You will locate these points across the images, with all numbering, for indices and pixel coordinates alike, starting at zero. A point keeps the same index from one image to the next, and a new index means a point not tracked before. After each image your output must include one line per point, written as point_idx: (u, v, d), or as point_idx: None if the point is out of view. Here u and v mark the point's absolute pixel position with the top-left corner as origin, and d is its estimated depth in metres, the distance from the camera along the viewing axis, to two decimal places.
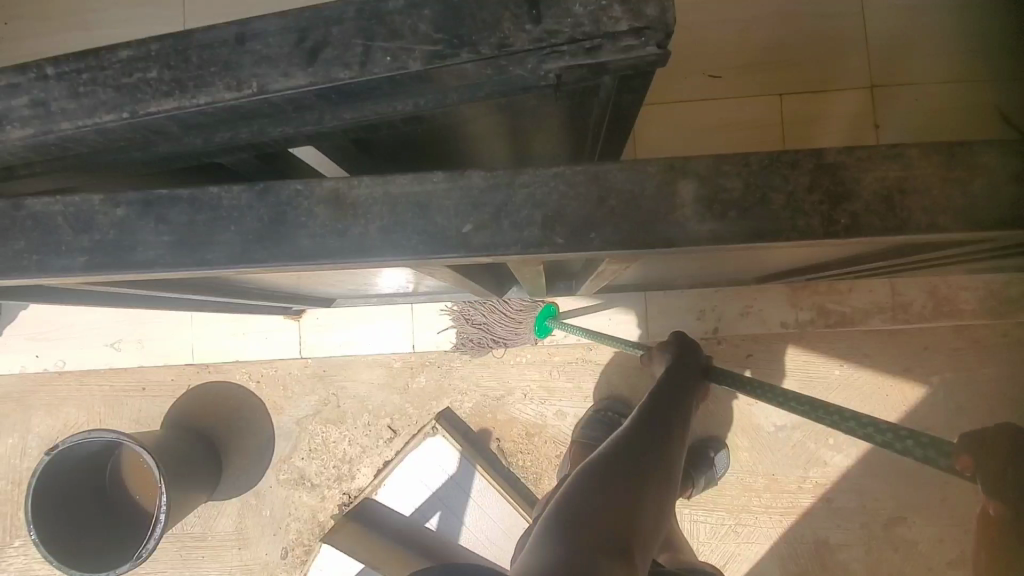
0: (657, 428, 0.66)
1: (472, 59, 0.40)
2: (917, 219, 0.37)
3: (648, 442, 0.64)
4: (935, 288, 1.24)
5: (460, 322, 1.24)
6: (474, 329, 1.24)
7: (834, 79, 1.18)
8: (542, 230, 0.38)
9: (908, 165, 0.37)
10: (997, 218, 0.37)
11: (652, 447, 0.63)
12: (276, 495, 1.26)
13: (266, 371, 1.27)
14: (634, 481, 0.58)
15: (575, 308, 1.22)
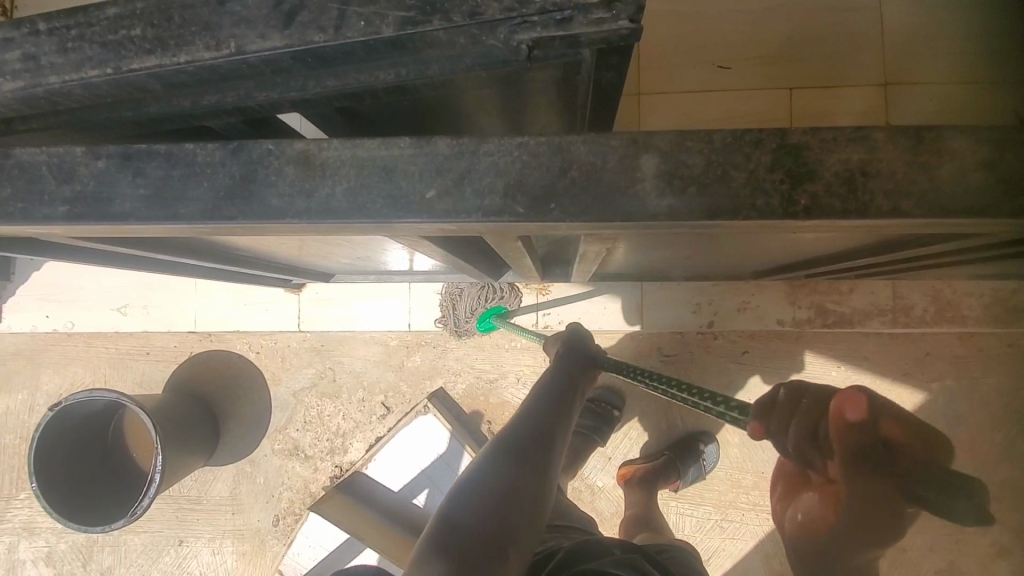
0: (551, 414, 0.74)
1: (444, 27, 0.40)
2: (879, 203, 0.36)
3: (529, 447, 0.66)
4: (940, 293, 1.21)
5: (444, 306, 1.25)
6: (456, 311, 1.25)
7: (847, 75, 1.16)
8: (503, 198, 0.39)
9: (874, 148, 0.37)
10: (964, 205, 0.36)
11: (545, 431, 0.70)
12: (270, 464, 1.29)
13: (266, 343, 1.30)
14: (516, 489, 0.60)
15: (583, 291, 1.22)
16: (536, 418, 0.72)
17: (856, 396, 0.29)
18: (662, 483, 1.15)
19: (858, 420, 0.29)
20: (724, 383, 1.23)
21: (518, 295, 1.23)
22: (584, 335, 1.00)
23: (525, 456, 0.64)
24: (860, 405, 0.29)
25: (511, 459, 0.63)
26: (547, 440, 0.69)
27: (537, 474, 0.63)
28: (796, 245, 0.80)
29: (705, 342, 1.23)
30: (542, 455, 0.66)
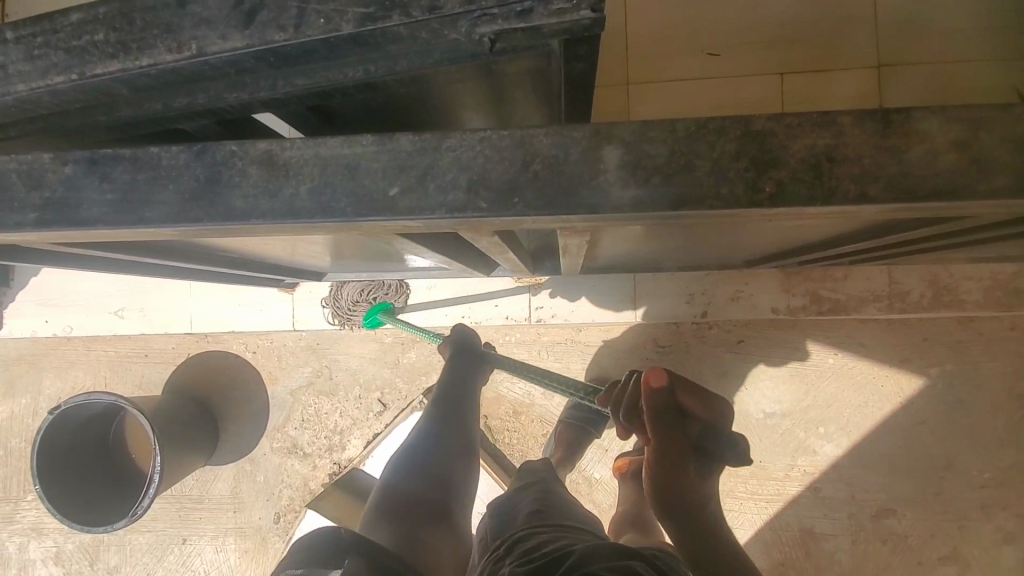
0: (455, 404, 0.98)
1: (404, 22, 0.40)
2: (845, 188, 0.36)
3: (444, 430, 0.93)
4: (936, 278, 1.20)
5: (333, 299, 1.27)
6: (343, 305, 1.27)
7: (839, 58, 1.14)
8: (466, 194, 0.38)
9: (840, 133, 0.36)
10: (934, 187, 0.35)
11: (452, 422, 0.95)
12: (270, 463, 1.30)
13: (262, 343, 1.31)
14: (430, 471, 0.86)
15: (571, 283, 1.23)
16: (447, 405, 0.97)
17: (656, 374, 0.65)
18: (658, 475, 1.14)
19: (657, 386, 0.65)
20: (720, 373, 1.23)
21: (403, 294, 1.26)
22: (469, 335, 1.12)
23: (442, 436, 0.92)
24: (658, 377, 0.65)
25: (434, 443, 0.90)
26: (461, 419, 0.96)
27: (447, 453, 0.89)
28: (783, 233, 0.79)
29: (699, 332, 1.23)
30: (456, 432, 0.93)
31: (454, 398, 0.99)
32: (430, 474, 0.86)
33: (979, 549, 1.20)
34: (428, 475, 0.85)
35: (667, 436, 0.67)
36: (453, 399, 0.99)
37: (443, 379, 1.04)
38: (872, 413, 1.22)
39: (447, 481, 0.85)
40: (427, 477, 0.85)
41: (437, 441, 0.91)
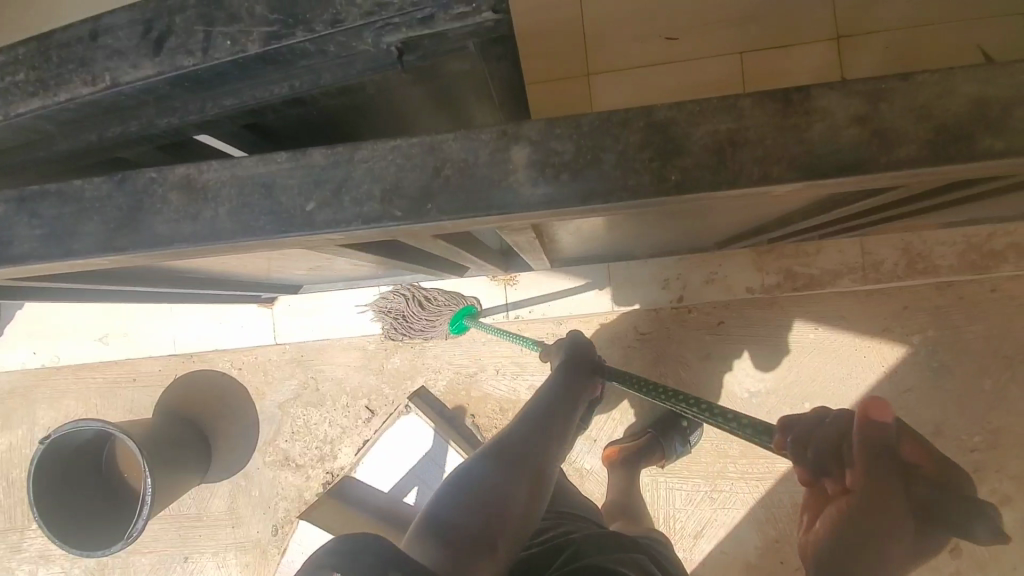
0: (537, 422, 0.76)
1: (308, 37, 0.40)
2: (749, 170, 0.36)
3: (528, 439, 0.73)
4: (909, 246, 1.20)
5: (381, 312, 1.26)
6: (394, 316, 1.25)
7: (797, 33, 1.14)
8: (381, 204, 0.39)
9: (741, 116, 0.36)
10: (838, 164, 0.35)
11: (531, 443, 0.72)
12: (263, 476, 1.31)
13: (246, 359, 1.32)
14: (496, 493, 0.63)
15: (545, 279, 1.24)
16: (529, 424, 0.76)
17: (881, 405, 0.36)
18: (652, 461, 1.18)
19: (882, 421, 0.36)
20: (700, 354, 1.23)
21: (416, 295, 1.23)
22: (585, 345, 0.99)
23: (524, 444, 0.72)
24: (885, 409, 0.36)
25: (515, 445, 0.71)
26: (538, 452, 0.71)
27: (521, 480, 0.66)
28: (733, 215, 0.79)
29: (679, 316, 1.23)
30: (535, 459, 0.70)
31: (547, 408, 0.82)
32: (491, 492, 0.62)
33: None
34: (492, 493, 0.62)
35: (885, 500, 0.36)
36: (546, 408, 0.81)
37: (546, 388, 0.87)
38: (857, 385, 1.22)
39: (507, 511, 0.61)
40: (495, 483, 0.64)
41: (518, 447, 0.71)
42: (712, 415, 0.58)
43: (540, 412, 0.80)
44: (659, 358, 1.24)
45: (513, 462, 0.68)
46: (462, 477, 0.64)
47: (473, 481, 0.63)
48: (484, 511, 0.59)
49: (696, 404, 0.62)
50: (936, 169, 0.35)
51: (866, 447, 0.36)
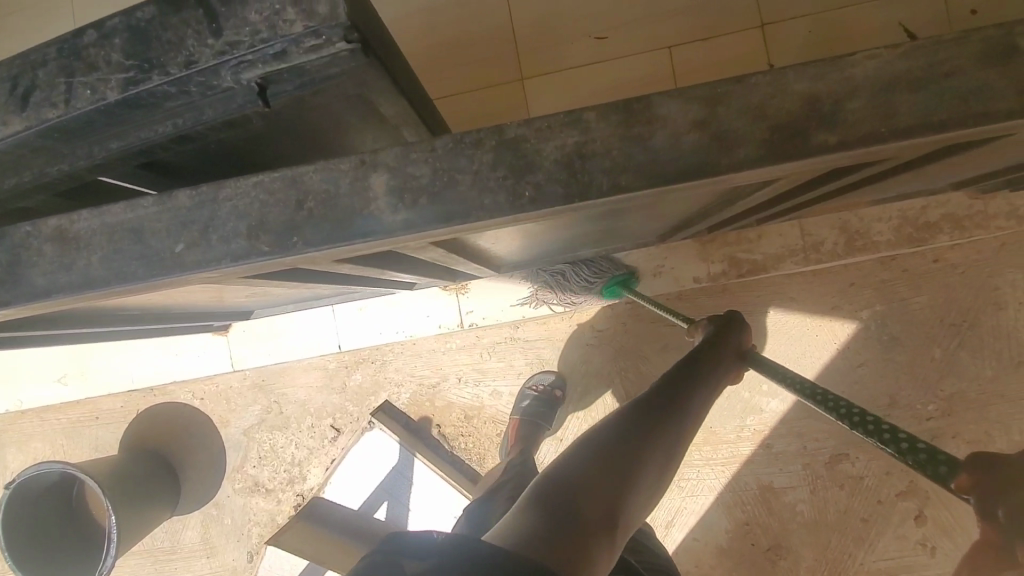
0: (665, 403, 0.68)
1: (165, 80, 0.41)
2: (599, 181, 0.37)
3: (660, 421, 0.65)
4: (846, 224, 1.22)
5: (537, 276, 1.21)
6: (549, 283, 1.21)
7: (723, 24, 1.16)
8: (248, 240, 0.39)
9: (588, 130, 0.37)
10: (683, 169, 0.36)
11: (658, 424, 0.65)
12: (235, 503, 1.31)
13: (208, 388, 1.32)
14: (613, 475, 0.57)
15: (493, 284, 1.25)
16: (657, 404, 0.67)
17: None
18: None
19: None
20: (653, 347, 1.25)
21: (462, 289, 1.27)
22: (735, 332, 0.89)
23: (657, 428, 0.64)
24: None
25: (645, 429, 0.63)
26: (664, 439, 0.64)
27: (641, 466, 0.60)
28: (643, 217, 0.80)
29: (634, 311, 1.25)
30: (658, 447, 0.63)
31: (690, 392, 0.73)
32: (608, 473, 0.57)
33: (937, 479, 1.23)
34: (612, 476, 0.57)
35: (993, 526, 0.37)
36: (686, 388, 0.72)
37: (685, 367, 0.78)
38: (812, 363, 1.24)
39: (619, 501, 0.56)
40: (614, 469, 0.57)
41: (647, 428, 0.63)
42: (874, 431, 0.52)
43: (678, 388, 0.72)
44: (617, 353, 1.26)
45: (640, 447, 0.61)
46: (581, 457, 0.58)
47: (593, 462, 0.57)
48: (597, 492, 0.55)
49: (856, 413, 0.56)
50: (777, 166, 0.36)
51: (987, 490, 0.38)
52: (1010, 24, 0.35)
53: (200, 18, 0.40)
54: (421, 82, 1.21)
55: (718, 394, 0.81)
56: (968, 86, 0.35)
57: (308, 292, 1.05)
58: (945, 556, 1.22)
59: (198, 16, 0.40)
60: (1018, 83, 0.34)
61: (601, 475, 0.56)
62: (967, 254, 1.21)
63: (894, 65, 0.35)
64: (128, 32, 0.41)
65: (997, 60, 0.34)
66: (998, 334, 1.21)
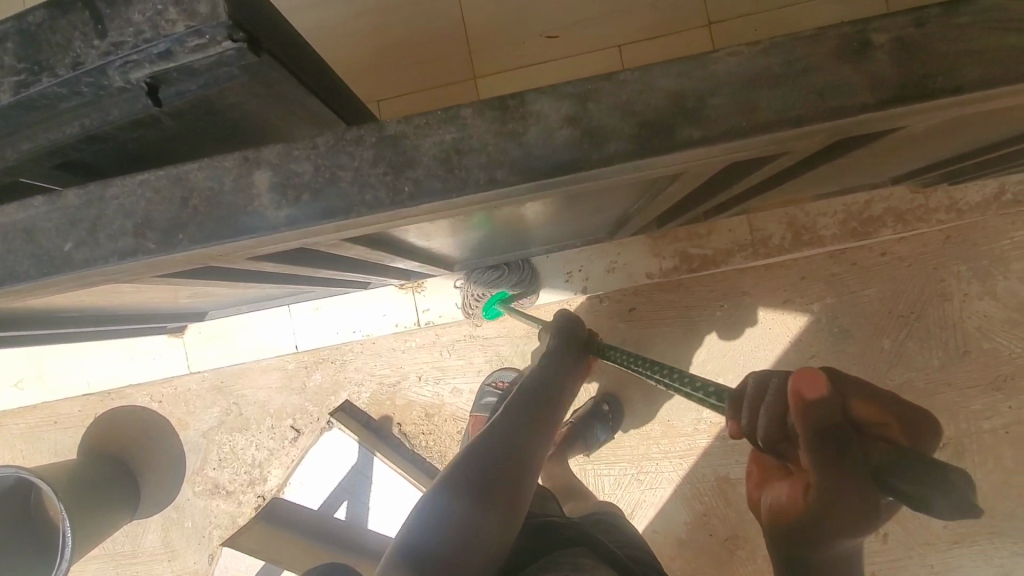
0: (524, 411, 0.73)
1: (55, 82, 0.42)
2: (475, 176, 0.37)
3: (528, 411, 0.74)
4: (793, 219, 1.24)
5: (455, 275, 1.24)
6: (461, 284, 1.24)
7: (671, 23, 1.17)
8: (135, 238, 0.39)
9: (464, 126, 0.37)
10: (556, 164, 0.37)
11: (523, 433, 0.69)
12: (195, 506, 1.30)
13: (166, 391, 1.31)
14: (489, 495, 0.59)
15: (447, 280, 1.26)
16: (518, 412, 0.73)
17: (809, 376, 0.34)
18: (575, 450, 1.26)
19: (816, 400, 0.34)
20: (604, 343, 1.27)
21: (421, 287, 1.27)
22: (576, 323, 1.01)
23: (528, 416, 0.73)
24: (816, 385, 0.34)
25: (517, 418, 0.71)
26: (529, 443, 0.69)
27: (513, 475, 0.63)
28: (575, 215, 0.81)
29: (592, 307, 1.26)
30: (526, 451, 0.67)
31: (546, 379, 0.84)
32: (482, 492, 0.59)
33: None
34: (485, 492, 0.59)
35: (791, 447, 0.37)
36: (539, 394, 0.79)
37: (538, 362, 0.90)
38: (766, 356, 1.26)
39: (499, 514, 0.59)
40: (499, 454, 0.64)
41: (519, 418, 0.71)
42: (681, 381, 0.59)
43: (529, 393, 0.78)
44: None
45: (509, 457, 0.64)
46: (468, 452, 0.64)
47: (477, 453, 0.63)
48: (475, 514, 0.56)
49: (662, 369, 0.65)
50: (648, 161, 0.37)
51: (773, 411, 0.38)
52: (865, 20, 0.36)
53: (87, 20, 0.40)
54: (375, 82, 1.22)
55: (577, 382, 0.94)
56: (824, 81, 0.36)
57: (260, 292, 1.05)
58: (896, 541, 1.26)
59: (85, 18, 0.40)
60: (872, 78, 0.35)
61: (490, 464, 0.62)
62: (912, 246, 1.24)
63: (755, 62, 0.36)
64: (18, 33, 0.41)
65: (853, 56, 0.35)
66: (943, 324, 1.24)
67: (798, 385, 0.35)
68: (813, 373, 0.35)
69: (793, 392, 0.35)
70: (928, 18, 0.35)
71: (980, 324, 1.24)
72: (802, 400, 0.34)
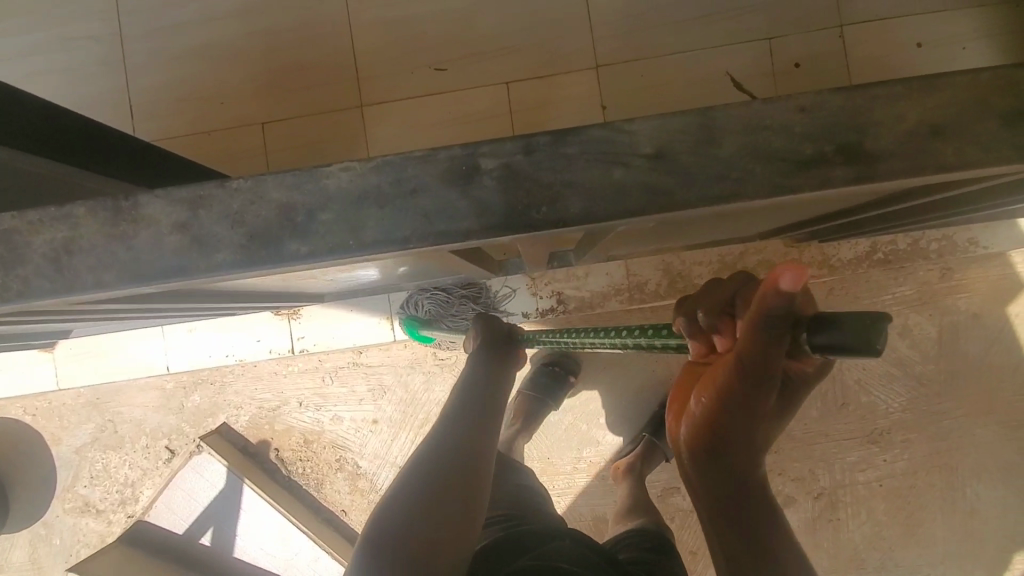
0: (466, 412, 0.72)
1: None
2: (82, 279, 0.36)
3: (474, 407, 0.73)
4: (669, 266, 1.21)
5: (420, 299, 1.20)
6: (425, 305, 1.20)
7: (559, 63, 1.16)
8: None
9: (75, 224, 0.36)
10: (161, 271, 0.35)
11: (464, 424, 0.70)
12: (64, 524, 1.28)
13: (40, 405, 1.28)
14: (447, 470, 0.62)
15: (324, 307, 1.25)
16: (460, 407, 0.73)
17: (790, 275, 0.28)
18: (648, 467, 1.21)
19: (782, 291, 0.29)
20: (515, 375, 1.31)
21: (297, 314, 1.25)
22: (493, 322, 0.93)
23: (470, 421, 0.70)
24: (791, 281, 0.28)
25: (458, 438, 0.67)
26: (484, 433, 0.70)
27: (471, 458, 0.65)
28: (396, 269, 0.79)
29: None
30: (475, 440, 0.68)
31: (482, 396, 0.76)
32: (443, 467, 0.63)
33: None
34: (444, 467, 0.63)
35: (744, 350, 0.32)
36: (473, 398, 0.75)
37: (467, 369, 0.82)
38: (643, 384, 1.30)
39: (467, 482, 0.63)
40: (452, 473, 0.62)
41: (459, 448, 0.66)
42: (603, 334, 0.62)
43: (473, 401, 0.74)
44: None
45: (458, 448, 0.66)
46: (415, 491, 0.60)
47: (436, 468, 0.62)
48: (445, 484, 0.61)
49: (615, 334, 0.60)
50: (260, 271, 0.36)
51: (761, 305, 0.30)
52: (476, 143, 0.34)
53: None
54: (257, 105, 1.20)
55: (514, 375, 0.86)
56: (431, 203, 0.34)
57: (105, 316, 1.03)
58: None
59: None
60: (478, 204, 0.34)
61: (448, 456, 0.64)
62: None
63: (366, 178, 0.35)
64: None
65: (461, 179, 0.34)
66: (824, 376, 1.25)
67: (773, 277, 0.29)
68: (784, 265, 0.29)
69: (768, 275, 0.29)
70: (536, 145, 0.34)
71: (860, 377, 1.24)
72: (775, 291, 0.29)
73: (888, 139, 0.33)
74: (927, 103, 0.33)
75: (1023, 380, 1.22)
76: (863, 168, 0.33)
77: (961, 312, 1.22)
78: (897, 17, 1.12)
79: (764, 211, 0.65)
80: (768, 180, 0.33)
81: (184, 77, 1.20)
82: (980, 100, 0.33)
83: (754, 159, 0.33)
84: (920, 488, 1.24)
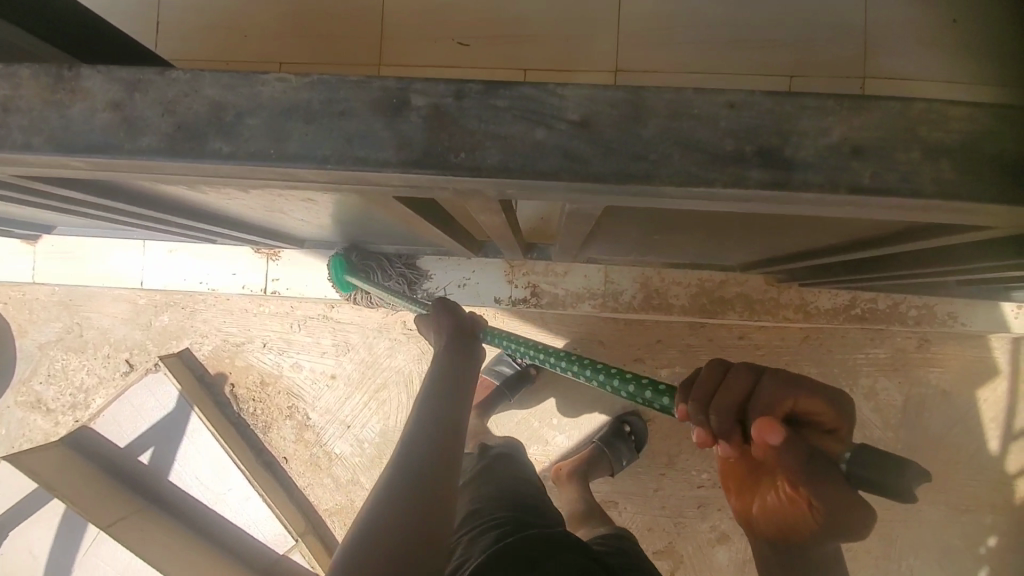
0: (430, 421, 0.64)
1: None
2: (12, 137, 0.37)
3: (439, 414, 0.65)
4: (647, 280, 1.21)
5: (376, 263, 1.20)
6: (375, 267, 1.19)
7: (579, 61, 1.16)
8: None
9: (15, 84, 0.37)
10: (86, 144, 0.36)
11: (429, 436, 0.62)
12: (12, 415, 1.30)
13: (15, 295, 1.31)
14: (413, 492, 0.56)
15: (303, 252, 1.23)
16: (426, 413, 0.65)
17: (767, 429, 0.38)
18: (592, 471, 1.18)
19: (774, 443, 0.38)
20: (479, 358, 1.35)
21: (276, 255, 1.25)
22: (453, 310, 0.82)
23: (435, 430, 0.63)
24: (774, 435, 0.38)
25: (424, 451, 0.61)
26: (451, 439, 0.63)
27: (437, 471, 0.59)
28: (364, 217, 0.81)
29: None
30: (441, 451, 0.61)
31: (447, 398, 0.68)
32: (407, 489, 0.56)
33: (694, 546, 1.26)
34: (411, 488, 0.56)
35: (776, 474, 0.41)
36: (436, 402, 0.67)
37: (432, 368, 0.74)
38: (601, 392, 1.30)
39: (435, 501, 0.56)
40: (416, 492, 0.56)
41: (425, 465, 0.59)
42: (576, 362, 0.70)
43: (438, 405, 0.66)
44: (421, 354, 1.28)
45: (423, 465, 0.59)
46: (391, 514, 0.54)
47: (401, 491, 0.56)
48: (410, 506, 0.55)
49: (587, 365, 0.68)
50: (181, 163, 0.36)
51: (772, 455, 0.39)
52: (411, 79, 0.35)
53: None
54: (278, 45, 1.21)
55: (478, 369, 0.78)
56: (355, 128, 0.35)
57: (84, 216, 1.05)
58: None
59: None
60: (400, 138, 0.35)
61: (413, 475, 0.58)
62: (766, 336, 1.22)
63: (297, 92, 0.35)
64: None
65: (388, 111, 0.35)
66: None
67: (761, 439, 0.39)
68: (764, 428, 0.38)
69: (759, 439, 0.39)
70: (467, 92, 0.34)
71: None
72: (772, 446, 0.39)
73: (808, 150, 0.33)
74: (854, 123, 0.33)
75: (980, 466, 1.20)
76: (780, 174, 0.33)
77: (930, 385, 1.21)
78: (919, 80, 1.11)
79: (723, 227, 0.65)
80: (683, 168, 0.33)
81: (214, 5, 1.22)
82: (905, 129, 0.33)
83: (674, 145, 0.34)
84: (857, 553, 1.23)
